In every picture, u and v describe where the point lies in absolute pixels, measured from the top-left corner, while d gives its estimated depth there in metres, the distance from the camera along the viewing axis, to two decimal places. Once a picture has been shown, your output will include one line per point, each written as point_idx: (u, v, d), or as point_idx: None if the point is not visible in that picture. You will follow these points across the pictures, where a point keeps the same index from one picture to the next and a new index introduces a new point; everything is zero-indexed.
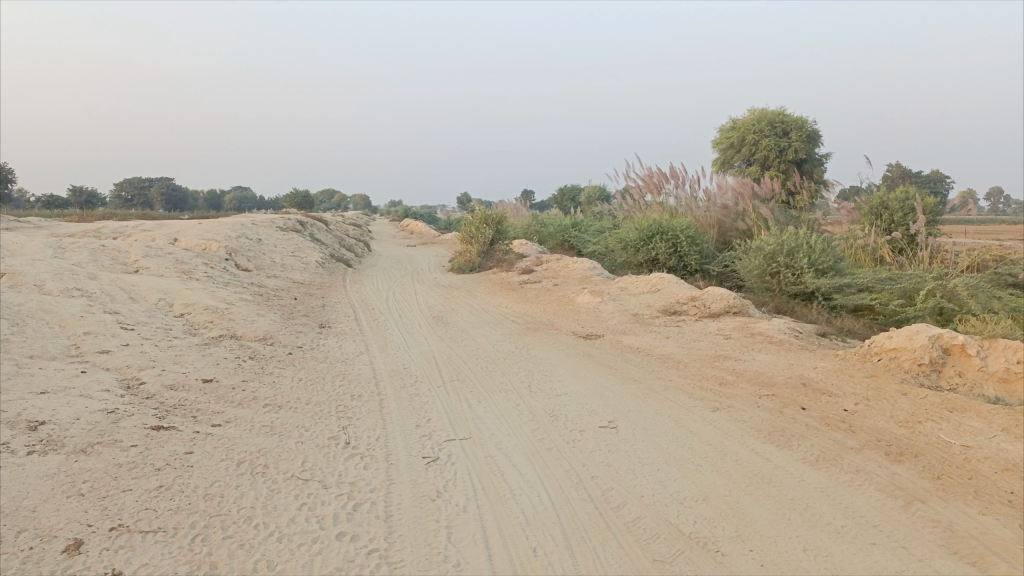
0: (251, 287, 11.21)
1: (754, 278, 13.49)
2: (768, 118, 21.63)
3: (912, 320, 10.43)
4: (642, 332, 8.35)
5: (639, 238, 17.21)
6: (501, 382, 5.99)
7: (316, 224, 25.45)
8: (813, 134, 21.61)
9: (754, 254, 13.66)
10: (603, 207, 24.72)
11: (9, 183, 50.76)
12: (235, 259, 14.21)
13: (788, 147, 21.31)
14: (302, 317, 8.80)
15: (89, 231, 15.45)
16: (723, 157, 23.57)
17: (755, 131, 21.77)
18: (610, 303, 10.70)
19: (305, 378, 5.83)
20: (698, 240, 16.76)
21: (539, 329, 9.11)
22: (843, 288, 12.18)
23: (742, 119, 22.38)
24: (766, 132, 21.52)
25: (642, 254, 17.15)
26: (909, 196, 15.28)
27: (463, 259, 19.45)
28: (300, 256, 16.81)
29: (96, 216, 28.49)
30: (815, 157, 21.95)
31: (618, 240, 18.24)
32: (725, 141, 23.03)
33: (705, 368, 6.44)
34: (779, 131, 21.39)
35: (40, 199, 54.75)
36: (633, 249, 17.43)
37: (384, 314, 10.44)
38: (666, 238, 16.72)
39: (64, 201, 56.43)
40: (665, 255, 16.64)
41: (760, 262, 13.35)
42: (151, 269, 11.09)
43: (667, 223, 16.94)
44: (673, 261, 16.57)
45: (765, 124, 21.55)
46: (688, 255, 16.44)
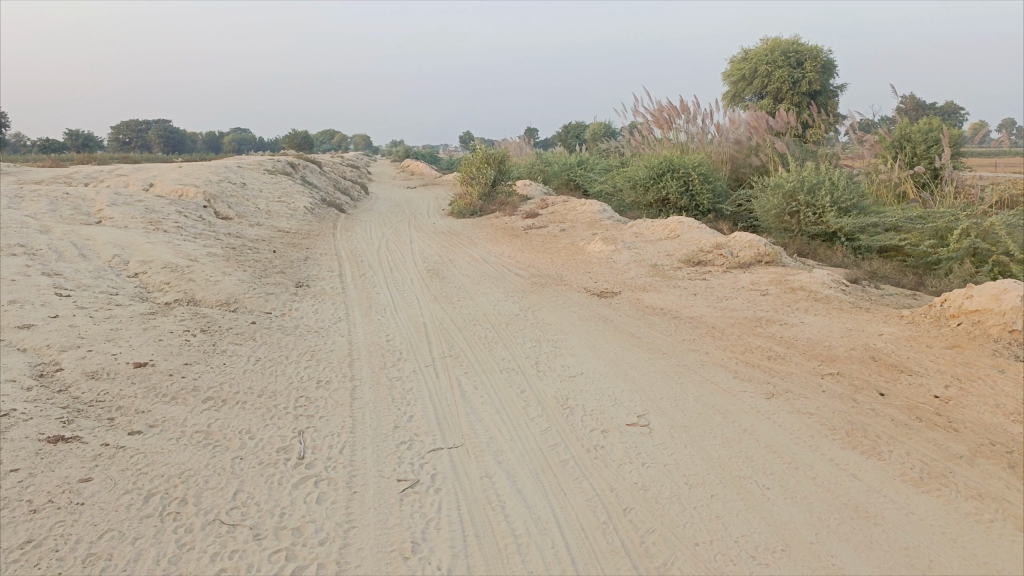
0: (226, 238, 10.14)
1: (772, 219, 12.32)
2: (782, 47, 20.08)
3: (944, 264, 9.18)
4: (663, 288, 7.29)
5: (648, 177, 16.00)
6: (502, 359, 4.96)
7: (309, 166, 24.19)
8: (829, 65, 20.10)
9: (771, 191, 12.46)
10: (609, 144, 23.39)
11: (2, 127, 49.31)
12: (215, 207, 13.10)
13: (802, 79, 19.85)
14: (277, 275, 7.75)
15: (59, 177, 14.31)
16: (733, 91, 22.07)
17: (767, 62, 20.25)
18: (624, 251, 9.61)
19: (263, 357, 4.81)
20: (712, 178, 15.54)
21: (545, 284, 8.05)
22: (869, 228, 11.00)
23: (753, 50, 20.84)
24: (779, 63, 20.01)
25: (652, 195, 15.97)
26: (934, 127, 13.93)
27: (463, 202, 18.29)
28: (288, 201, 15.68)
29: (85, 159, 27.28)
30: (831, 89, 20.48)
31: (626, 179, 17.02)
32: (735, 73, 21.53)
33: (745, 335, 5.40)
34: (792, 62, 19.90)
35: (38, 144, 53.43)
36: (642, 189, 16.23)
37: (372, 267, 9.38)
38: (677, 176, 15.50)
39: (61, 146, 55.14)
40: (676, 195, 15.45)
41: (777, 200, 12.16)
42: (115, 220, 10.01)
43: (679, 159, 15.69)
44: (685, 202, 15.39)
45: (778, 54, 20.02)
46: (701, 195, 15.25)
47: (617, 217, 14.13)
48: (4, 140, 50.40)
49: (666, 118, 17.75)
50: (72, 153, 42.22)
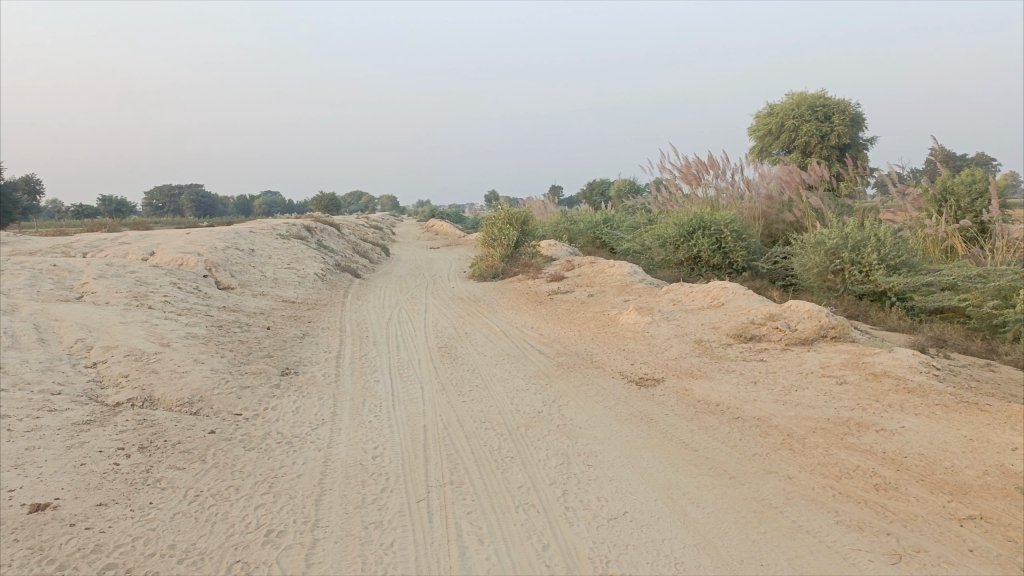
0: (218, 313, 9.17)
1: (813, 277, 11.08)
2: (808, 101, 19.13)
3: (1013, 326, 7.84)
4: (716, 373, 6.09)
5: (678, 235, 14.92)
6: (518, 487, 3.78)
7: (328, 229, 23.50)
8: (858, 118, 19.07)
9: (812, 248, 11.16)
10: (635, 200, 22.41)
11: (37, 195, 50.07)
12: (216, 276, 12.22)
13: (830, 132, 18.82)
14: (261, 360, 6.70)
15: (58, 247, 13.57)
16: (760, 145, 21.07)
17: (794, 117, 19.28)
18: (661, 322, 8.45)
19: (207, 489, 3.68)
20: (747, 235, 14.41)
21: (573, 366, 6.90)
22: (923, 288, 9.72)
23: (778, 105, 19.90)
24: (806, 117, 19.03)
25: (682, 253, 14.85)
26: (976, 178, 12.73)
27: (483, 264, 17.33)
28: (298, 267, 14.78)
29: (110, 225, 27.01)
30: (860, 142, 19.40)
31: (655, 236, 15.95)
32: (761, 128, 20.56)
33: (835, 451, 4.17)
34: (819, 116, 18.90)
35: (71, 210, 53.90)
36: (672, 246, 15.14)
37: (376, 345, 8.31)
38: (709, 233, 14.39)
39: (93, 212, 55.68)
40: (708, 253, 14.32)
41: (819, 257, 10.86)
42: (97, 295, 9.09)
43: (710, 216, 14.62)
44: (718, 259, 14.24)
45: (804, 108, 19.05)
46: (735, 252, 14.07)
47: (650, 280, 13.01)
48: (40, 208, 51.10)
49: (695, 174, 16.73)
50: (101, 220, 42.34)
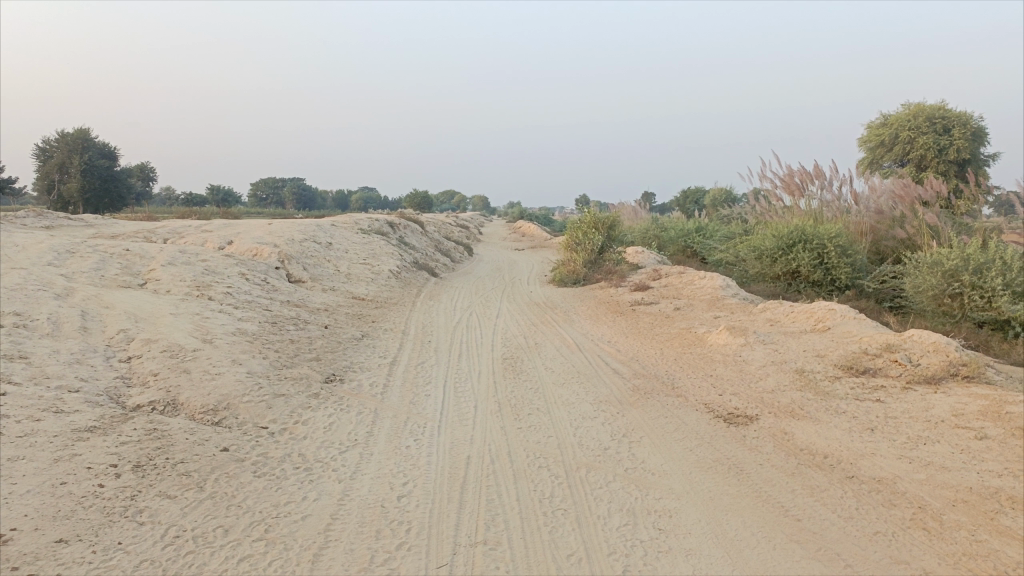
0: (278, 308, 8.75)
1: (926, 301, 9.81)
2: (927, 112, 17.39)
3: None
4: (823, 415, 5.12)
5: (776, 247, 13.74)
6: (566, 558, 3.01)
7: (412, 225, 23.20)
8: (980, 133, 17.14)
9: (926, 269, 9.88)
10: (731, 210, 21.11)
11: (151, 182, 52.53)
12: (288, 268, 11.90)
13: (949, 146, 17.02)
14: (307, 363, 6.15)
15: (141, 232, 13.60)
16: (870, 157, 19.40)
17: (909, 128, 17.61)
18: (756, 346, 7.47)
19: (190, 530, 3.08)
20: (853, 250, 13.09)
21: (651, 392, 6.05)
22: None
23: (892, 114, 18.24)
24: (922, 129, 17.32)
25: (779, 267, 13.63)
26: None
27: (566, 269, 16.55)
28: (374, 263, 14.39)
29: (211, 214, 27.62)
30: (982, 159, 17.48)
31: (751, 248, 14.80)
32: (872, 138, 18.90)
33: (984, 537, 3.21)
34: (937, 128, 17.18)
35: (182, 198, 56.28)
36: (769, 259, 13.96)
37: (438, 352, 7.67)
38: (810, 247, 13.17)
39: (201, 201, 58.02)
40: (808, 268, 13.09)
41: (935, 279, 9.58)
42: (160, 283, 8.83)
43: (813, 229, 13.38)
44: (819, 276, 12.98)
45: (921, 120, 17.35)
46: (838, 269, 12.79)
47: (744, 295, 11.92)
48: (152, 195, 53.45)
49: (798, 183, 15.42)
50: (208, 209, 43.89)
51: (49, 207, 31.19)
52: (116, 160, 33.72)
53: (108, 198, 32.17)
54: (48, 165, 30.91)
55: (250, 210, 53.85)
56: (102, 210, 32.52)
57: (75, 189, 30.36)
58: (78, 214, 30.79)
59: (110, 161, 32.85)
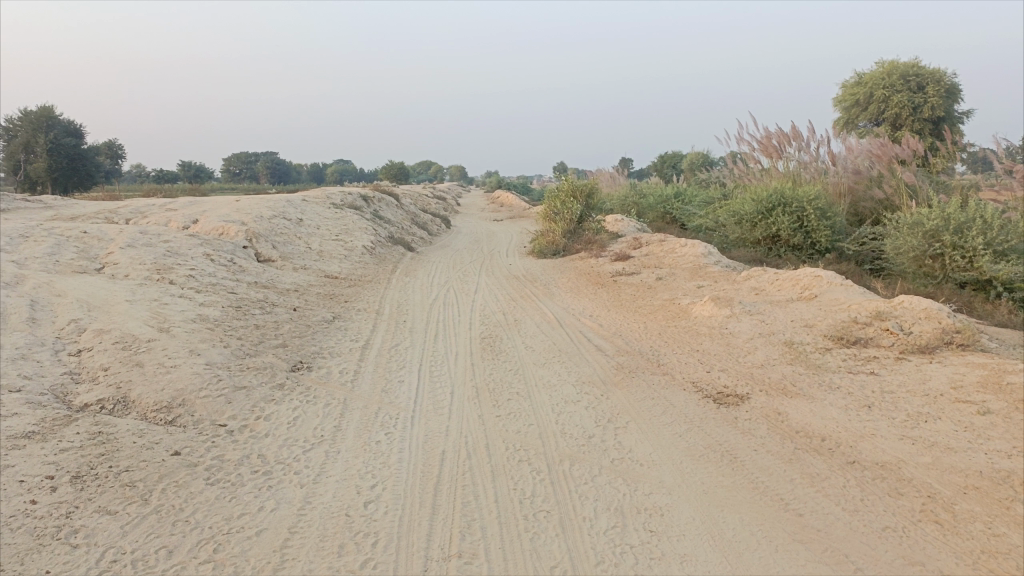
0: (244, 290, 8.35)
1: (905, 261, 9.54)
2: (900, 70, 17.17)
3: None
4: (817, 392, 4.88)
5: (756, 212, 13.49)
6: (550, 570, 2.73)
7: (386, 198, 22.67)
8: (954, 89, 17.00)
9: (908, 229, 9.52)
10: (709, 174, 20.82)
11: (120, 159, 51.27)
12: (256, 246, 11.46)
13: (923, 104, 16.86)
14: (272, 350, 5.79)
15: (102, 212, 13.04)
16: (844, 117, 19.15)
17: (884, 87, 17.37)
18: (742, 317, 7.21)
19: (130, 555, 2.76)
20: (833, 213, 12.88)
21: (635, 370, 5.77)
22: None
23: (867, 74, 17.99)
24: (897, 87, 17.10)
25: (759, 231, 13.41)
26: None
27: (544, 240, 16.22)
28: (347, 238, 13.96)
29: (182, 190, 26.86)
30: (955, 115, 17.34)
31: (730, 213, 14.53)
32: (847, 98, 18.65)
33: (1001, 529, 2.97)
34: (912, 86, 16.97)
35: (153, 175, 55.04)
36: (749, 224, 13.71)
37: (412, 332, 7.34)
38: (790, 210, 12.93)
39: (173, 177, 56.79)
40: (788, 232, 12.86)
41: (916, 240, 9.23)
42: (118, 267, 8.38)
43: (792, 192, 13.12)
44: (799, 239, 12.77)
45: (895, 78, 17.13)
46: (818, 232, 12.57)
47: (727, 263, 11.67)
48: (122, 172, 52.16)
49: (776, 146, 15.05)
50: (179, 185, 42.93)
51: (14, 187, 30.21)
52: (83, 137, 32.67)
53: (76, 176, 31.20)
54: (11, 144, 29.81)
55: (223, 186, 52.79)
56: (70, 189, 31.57)
57: (41, 169, 29.38)
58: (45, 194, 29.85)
59: (76, 139, 31.84)
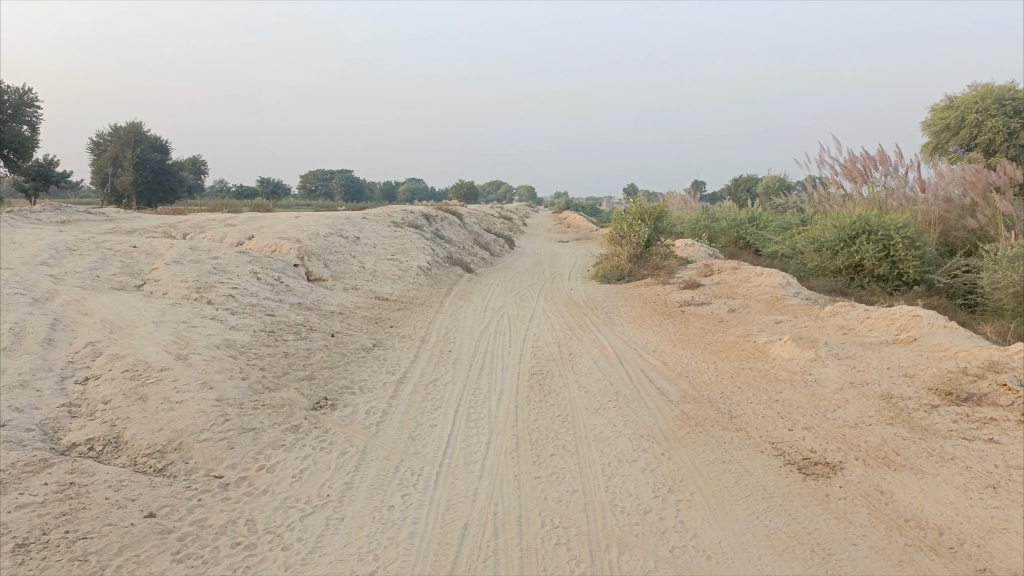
0: (284, 311, 7.90)
1: (1006, 296, 8.38)
2: (995, 93, 15.89)
3: None
4: (927, 466, 4.01)
5: (837, 239, 12.45)
6: None
7: (450, 217, 22.28)
8: None
9: (1006, 263, 8.46)
10: (786, 199, 19.66)
11: (202, 175, 52.87)
12: (308, 264, 11.09)
13: (1020, 130, 15.48)
14: (296, 384, 5.25)
15: (161, 227, 12.95)
16: (932, 143, 17.81)
17: (976, 111, 16.07)
18: (829, 362, 6.32)
19: None
20: (922, 242, 11.73)
21: (704, 422, 5.00)
22: None
23: (958, 97, 16.70)
24: (991, 111, 15.79)
25: (841, 260, 12.34)
26: None
27: (609, 264, 15.48)
28: (403, 258, 13.53)
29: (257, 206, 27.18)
30: None
31: (810, 240, 13.49)
32: (935, 122, 17.33)
33: None
34: (1007, 110, 15.64)
35: (233, 190, 56.56)
36: (829, 252, 12.66)
37: (456, 365, 6.72)
38: (874, 239, 11.86)
39: (251, 193, 58.26)
40: (872, 261, 11.78)
41: (1017, 274, 8.14)
42: (159, 284, 8.06)
43: (878, 219, 12.05)
44: (885, 270, 11.65)
45: (989, 102, 15.84)
46: (906, 263, 11.45)
47: (807, 296, 10.69)
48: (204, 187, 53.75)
49: (861, 170, 14.05)
50: (256, 201, 43.90)
51: (103, 200, 31.28)
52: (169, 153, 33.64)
53: (161, 191, 32.08)
54: (102, 159, 30.87)
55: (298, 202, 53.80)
56: (155, 202, 32.49)
57: (129, 182, 30.29)
58: (131, 207, 30.77)
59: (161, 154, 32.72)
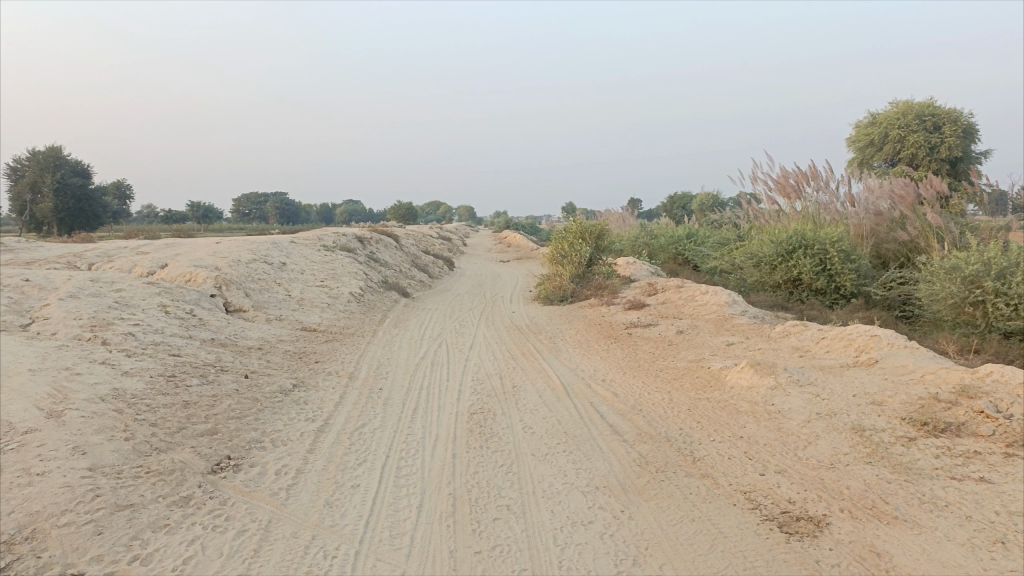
0: (193, 350, 7.07)
1: (944, 309, 8.07)
2: (915, 109, 15.97)
3: None
4: (922, 519, 3.53)
5: (774, 253, 12.18)
6: None
7: (386, 239, 21.48)
8: (972, 129, 15.75)
9: (942, 274, 8.14)
10: (722, 214, 19.53)
11: (128, 200, 50.70)
12: (227, 294, 10.23)
13: (941, 144, 15.58)
14: (195, 441, 4.49)
15: (66, 257, 11.87)
16: (858, 157, 17.87)
17: (898, 127, 16.15)
18: (792, 391, 5.85)
19: None
20: (858, 255, 11.52)
21: (664, 468, 4.43)
22: None
23: (881, 113, 16.77)
24: (912, 127, 15.86)
25: (779, 274, 12.06)
26: None
27: (551, 285, 14.97)
28: (334, 284, 12.73)
29: (193, 233, 25.84)
30: (974, 156, 16.05)
31: (748, 254, 13.21)
32: (861, 138, 17.35)
33: None
34: (928, 125, 15.72)
35: (162, 215, 54.42)
36: (768, 266, 12.37)
37: (386, 405, 6.03)
38: (812, 252, 11.62)
39: (181, 218, 56.17)
40: (810, 275, 11.51)
41: (953, 286, 7.81)
42: (48, 324, 7.14)
43: (815, 232, 11.81)
44: (822, 283, 11.41)
45: (910, 117, 15.92)
46: (842, 276, 11.21)
47: (754, 315, 10.34)
48: (130, 213, 51.47)
49: (794, 185, 13.87)
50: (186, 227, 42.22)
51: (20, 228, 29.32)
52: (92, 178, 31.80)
53: (85, 218, 30.29)
54: (20, 184, 28.80)
55: (231, 226, 52.04)
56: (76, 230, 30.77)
57: (49, 209, 28.44)
58: (52, 236, 28.92)
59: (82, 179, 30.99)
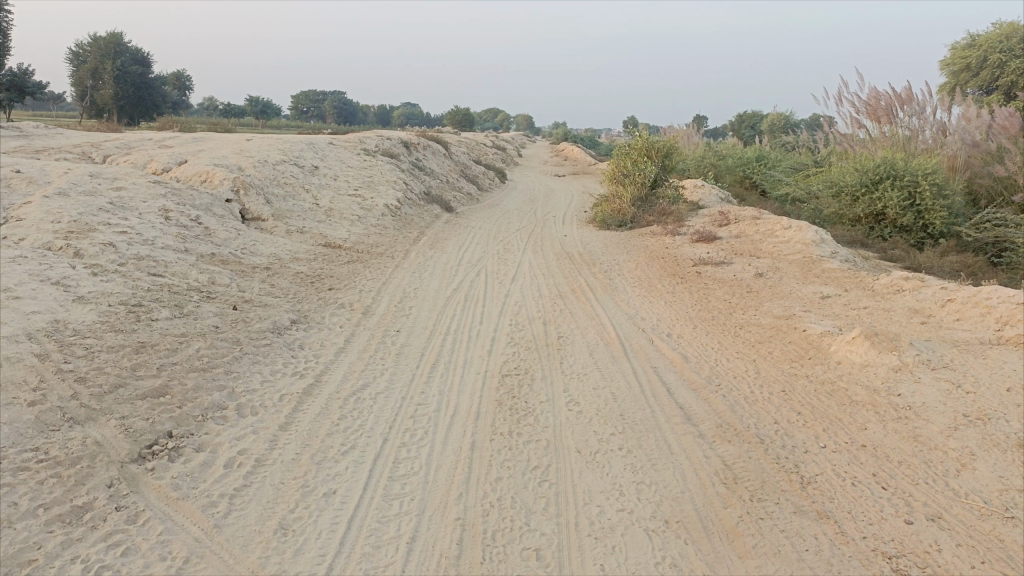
0: (183, 268, 5.94)
1: None
2: (1021, 32, 13.66)
3: None
4: None
5: (858, 184, 10.41)
6: None
7: (435, 145, 20.02)
8: None
9: None
10: (797, 137, 17.56)
11: (186, 92, 49.79)
12: (245, 199, 9.08)
13: None
14: (129, 408, 3.35)
15: (81, 147, 10.80)
16: (949, 84, 15.65)
17: (999, 51, 13.87)
18: (923, 378, 4.46)
19: None
20: (948, 189, 9.61)
21: (763, 494, 3.17)
22: None
23: (981, 34, 14.31)
24: (1016, 52, 13.60)
25: (860, 208, 10.32)
26: None
27: (608, 207, 13.47)
28: (368, 194, 11.49)
29: None
30: None
31: (826, 182, 11.43)
32: (955, 62, 14.95)
33: None
34: None
35: (221, 109, 53.51)
36: (850, 199, 10.62)
37: (397, 357, 4.82)
38: (899, 184, 9.81)
39: (239, 113, 55.20)
40: (895, 211, 9.75)
41: None
42: (20, 226, 6.07)
43: (906, 163, 9.97)
44: (909, 220, 9.64)
45: (1015, 41, 13.63)
46: (932, 213, 9.42)
47: (848, 259, 8.78)
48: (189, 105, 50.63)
49: (885, 108, 11.87)
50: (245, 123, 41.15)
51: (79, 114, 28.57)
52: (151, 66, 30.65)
53: (143, 107, 29.34)
54: (80, 69, 27.88)
55: (289, 123, 50.93)
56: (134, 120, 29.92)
57: (109, 96, 27.47)
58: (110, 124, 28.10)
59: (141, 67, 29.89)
